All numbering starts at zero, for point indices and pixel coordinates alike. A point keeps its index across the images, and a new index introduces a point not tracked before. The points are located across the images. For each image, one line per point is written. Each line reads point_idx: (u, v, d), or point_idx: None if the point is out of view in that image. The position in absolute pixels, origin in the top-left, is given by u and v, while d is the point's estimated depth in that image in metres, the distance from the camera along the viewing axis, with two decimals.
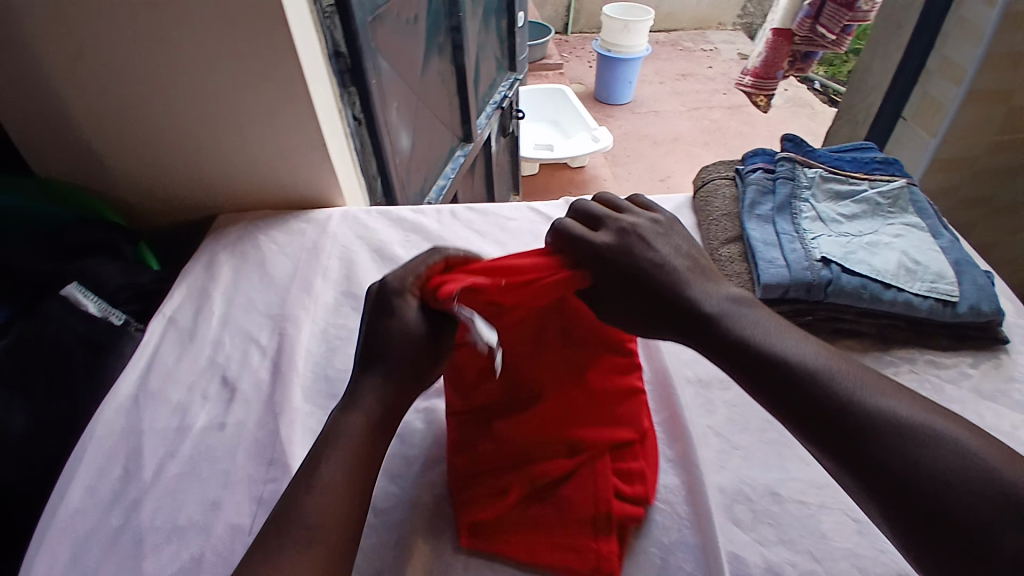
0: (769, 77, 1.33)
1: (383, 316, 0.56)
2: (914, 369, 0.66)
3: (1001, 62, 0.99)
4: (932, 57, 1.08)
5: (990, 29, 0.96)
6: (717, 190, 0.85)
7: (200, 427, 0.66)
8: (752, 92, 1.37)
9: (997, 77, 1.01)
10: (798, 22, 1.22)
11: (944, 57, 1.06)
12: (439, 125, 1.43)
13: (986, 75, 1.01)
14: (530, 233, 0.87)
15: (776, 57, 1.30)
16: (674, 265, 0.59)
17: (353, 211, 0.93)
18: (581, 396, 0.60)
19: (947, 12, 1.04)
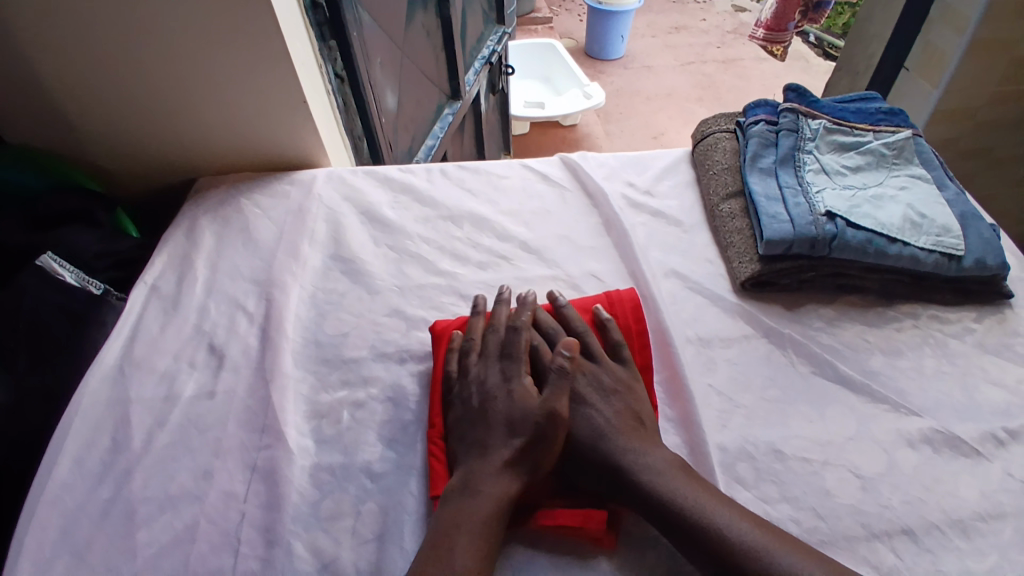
0: (781, 29, 1.28)
1: (497, 408, 0.55)
2: (917, 324, 0.65)
3: (1005, 11, 0.95)
4: (935, 4, 1.04)
5: None
6: (717, 143, 0.82)
7: (189, 396, 0.64)
8: (767, 43, 1.33)
9: (1000, 26, 0.97)
10: None
11: (948, 4, 1.01)
12: (426, 82, 1.37)
13: (989, 24, 0.97)
14: (524, 192, 0.84)
15: (787, 9, 1.25)
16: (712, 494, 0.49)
17: (338, 171, 0.89)
18: None
19: None
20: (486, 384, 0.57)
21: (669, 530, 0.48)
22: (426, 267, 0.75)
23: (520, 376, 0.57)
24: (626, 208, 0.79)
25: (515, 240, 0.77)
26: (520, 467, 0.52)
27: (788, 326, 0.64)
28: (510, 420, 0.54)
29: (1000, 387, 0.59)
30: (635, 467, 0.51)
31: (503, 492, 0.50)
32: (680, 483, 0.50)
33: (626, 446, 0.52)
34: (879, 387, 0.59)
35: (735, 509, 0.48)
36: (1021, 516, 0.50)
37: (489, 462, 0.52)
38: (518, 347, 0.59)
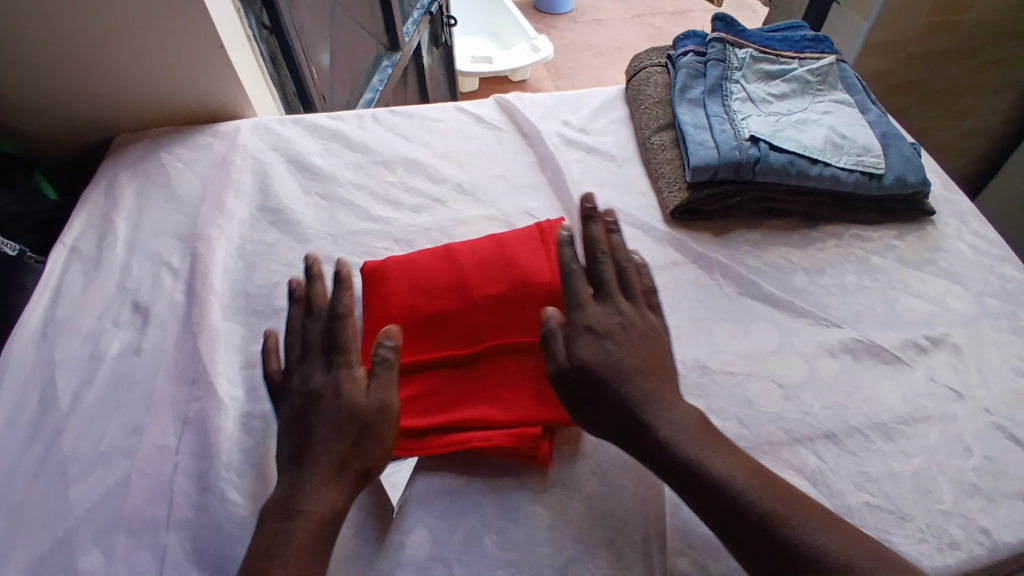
0: None
1: (322, 407, 0.48)
2: (839, 243, 0.67)
3: None
4: None
5: None
6: (649, 77, 0.82)
7: (114, 354, 0.62)
8: None
9: None
10: None
11: None
12: (360, 33, 1.32)
13: None
14: (458, 134, 0.82)
15: None
16: (731, 448, 0.46)
17: (264, 121, 0.86)
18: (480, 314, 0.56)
19: None
20: (311, 381, 0.50)
21: (687, 490, 0.45)
22: (358, 213, 0.73)
23: (348, 364, 0.50)
24: (560, 145, 0.78)
25: (449, 182, 0.75)
26: (354, 472, 0.46)
27: (716, 251, 0.65)
28: (337, 417, 0.47)
29: (920, 300, 0.62)
30: (656, 426, 0.46)
31: (338, 503, 0.45)
32: (700, 441, 0.46)
33: (648, 398, 0.48)
34: (802, 303, 0.61)
35: (753, 470, 0.45)
36: (944, 418, 0.53)
37: (315, 469, 0.45)
38: (347, 335, 0.51)
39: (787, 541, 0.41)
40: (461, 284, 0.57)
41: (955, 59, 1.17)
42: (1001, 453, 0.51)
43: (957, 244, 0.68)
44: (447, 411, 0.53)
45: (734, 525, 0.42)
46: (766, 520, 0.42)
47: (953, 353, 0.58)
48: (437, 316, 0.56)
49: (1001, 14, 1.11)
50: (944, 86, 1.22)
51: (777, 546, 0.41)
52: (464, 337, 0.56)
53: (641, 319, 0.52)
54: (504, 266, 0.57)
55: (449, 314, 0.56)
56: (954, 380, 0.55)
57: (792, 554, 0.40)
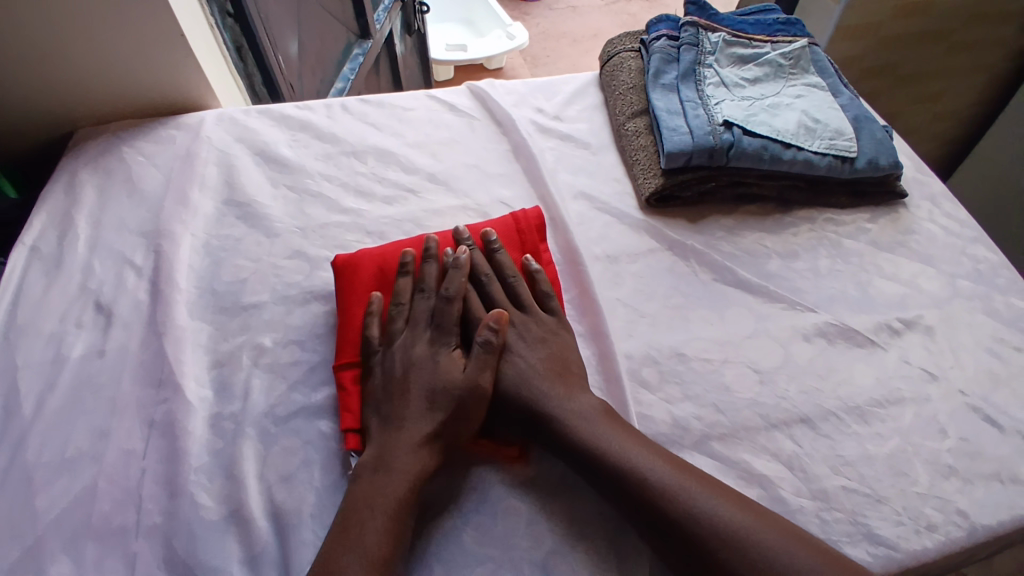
0: None
1: (423, 382, 0.50)
2: (813, 228, 0.67)
3: None
4: None
5: None
6: (622, 63, 0.81)
7: (77, 356, 0.59)
8: None
9: None
10: None
11: None
12: (329, 20, 1.29)
13: None
14: (430, 123, 0.80)
15: None
16: (631, 434, 0.48)
17: (229, 112, 0.83)
18: None
19: None
20: (412, 353, 0.52)
21: (589, 471, 0.47)
22: (328, 205, 0.71)
23: (449, 345, 0.53)
24: (534, 133, 0.77)
25: (421, 172, 0.73)
26: (440, 443, 0.49)
27: (691, 238, 0.65)
28: (431, 390, 0.50)
29: (892, 283, 0.62)
30: (557, 415, 0.49)
31: (422, 467, 0.47)
32: (600, 426, 0.48)
33: (547, 391, 0.51)
34: (776, 288, 0.61)
35: (656, 451, 0.47)
36: (918, 399, 0.53)
37: (406, 436, 0.48)
38: (448, 318, 0.54)
39: (686, 515, 0.43)
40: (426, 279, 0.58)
41: (925, 41, 1.18)
42: (975, 433, 0.51)
43: (928, 226, 0.68)
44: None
45: (636, 502, 0.45)
46: (665, 496, 0.44)
47: (927, 335, 0.58)
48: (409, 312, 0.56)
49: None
50: (914, 69, 1.23)
51: (678, 525, 0.43)
52: None
53: (536, 320, 0.56)
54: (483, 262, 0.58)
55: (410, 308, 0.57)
56: (928, 362, 0.56)
57: (688, 527, 0.43)
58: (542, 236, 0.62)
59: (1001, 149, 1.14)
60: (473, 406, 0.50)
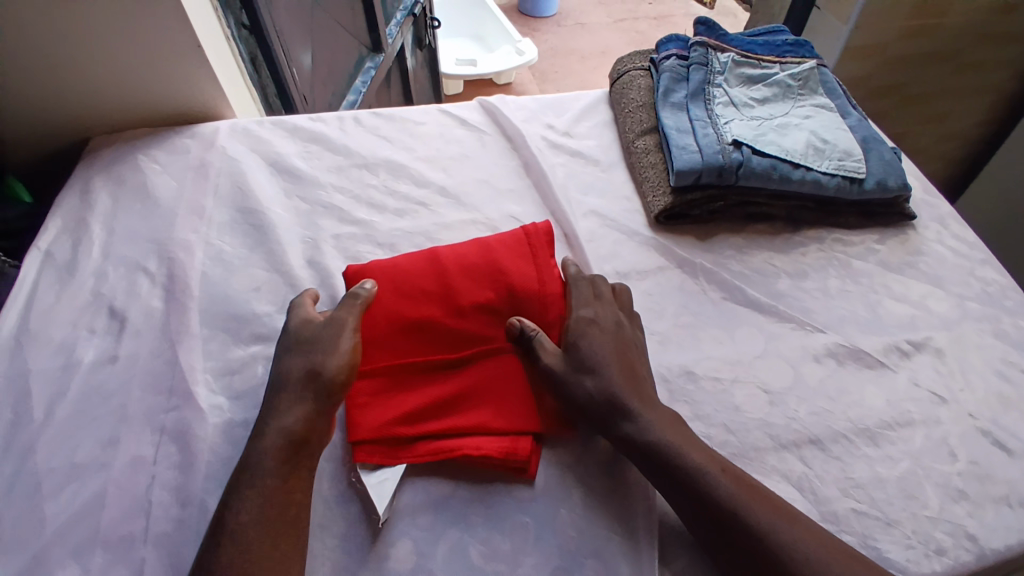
0: None
1: (291, 344, 0.52)
2: (822, 248, 0.67)
3: None
4: None
5: None
6: (632, 81, 0.81)
7: (89, 362, 0.60)
8: None
9: None
10: None
11: None
12: (341, 33, 1.31)
13: None
14: (441, 137, 0.81)
15: None
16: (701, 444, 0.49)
17: (243, 123, 0.84)
18: (461, 320, 0.56)
19: None
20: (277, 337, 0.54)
21: (661, 480, 0.47)
22: (340, 216, 0.71)
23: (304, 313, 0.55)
24: (545, 149, 0.78)
25: (432, 186, 0.74)
26: (311, 385, 0.50)
27: (701, 256, 0.66)
28: (296, 347, 0.52)
29: (902, 304, 0.63)
30: (637, 420, 0.49)
31: (300, 420, 0.48)
32: (677, 435, 0.48)
33: (626, 394, 0.50)
34: (785, 308, 0.61)
35: (717, 459, 0.48)
36: (928, 422, 0.53)
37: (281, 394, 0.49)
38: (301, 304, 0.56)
39: (754, 527, 0.43)
40: (446, 288, 0.57)
41: (935, 63, 1.19)
42: (985, 456, 0.51)
43: (938, 248, 0.69)
44: (430, 413, 0.52)
45: (706, 512, 0.45)
46: (734, 507, 0.44)
47: (937, 357, 0.58)
48: (418, 322, 0.56)
49: (978, 20, 1.13)
50: (923, 90, 1.24)
51: (747, 537, 0.43)
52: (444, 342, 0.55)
53: (620, 324, 0.56)
54: (494, 272, 0.58)
55: (428, 319, 0.56)
56: (938, 384, 0.56)
57: (756, 540, 0.43)
58: (552, 248, 0.61)
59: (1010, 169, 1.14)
60: (331, 343, 0.52)
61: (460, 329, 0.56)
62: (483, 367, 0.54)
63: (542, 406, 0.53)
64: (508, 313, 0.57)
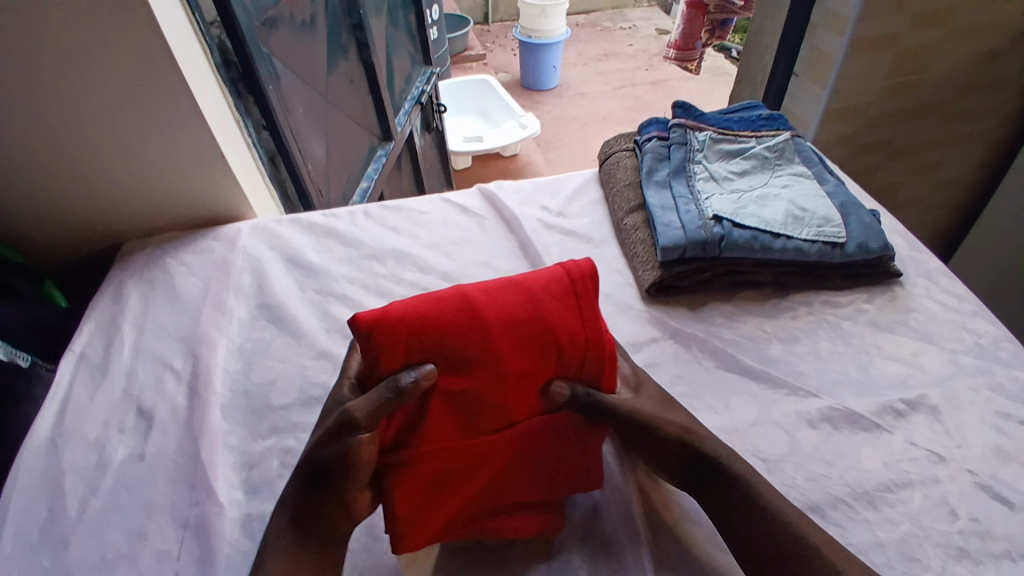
0: None
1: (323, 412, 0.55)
2: (811, 310, 0.70)
3: (882, 8, 0.99)
4: (816, 10, 1.07)
5: None
6: (619, 161, 0.87)
7: (119, 460, 0.64)
8: (681, 62, 1.68)
9: (879, 23, 1.01)
10: None
11: (828, 9, 1.04)
12: (353, 126, 1.41)
13: (868, 24, 1.01)
14: (445, 224, 0.86)
15: None
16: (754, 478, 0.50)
17: (263, 222, 0.91)
18: (497, 389, 0.51)
19: None
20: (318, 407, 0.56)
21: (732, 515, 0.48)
22: (350, 305, 0.77)
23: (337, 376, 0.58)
24: (541, 230, 0.83)
25: (436, 271, 0.79)
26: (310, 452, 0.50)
27: (692, 325, 0.69)
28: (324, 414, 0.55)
29: (894, 363, 0.64)
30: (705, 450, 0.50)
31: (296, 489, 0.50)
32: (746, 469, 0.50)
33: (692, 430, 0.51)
34: (778, 373, 0.63)
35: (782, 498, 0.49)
36: (927, 481, 0.54)
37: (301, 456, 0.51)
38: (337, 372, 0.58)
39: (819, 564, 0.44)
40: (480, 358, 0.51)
41: (920, 115, 1.23)
42: (986, 513, 0.51)
43: (928, 303, 0.71)
44: (478, 497, 0.52)
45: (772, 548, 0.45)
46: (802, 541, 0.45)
47: (932, 415, 0.59)
48: (453, 396, 0.51)
49: (959, 72, 1.17)
50: (910, 141, 1.28)
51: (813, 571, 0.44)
52: (482, 417, 0.51)
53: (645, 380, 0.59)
54: (529, 328, 0.52)
55: (465, 393, 0.51)
56: (934, 442, 0.57)
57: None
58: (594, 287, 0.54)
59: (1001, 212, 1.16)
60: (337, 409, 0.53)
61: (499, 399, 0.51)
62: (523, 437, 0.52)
63: (578, 471, 0.55)
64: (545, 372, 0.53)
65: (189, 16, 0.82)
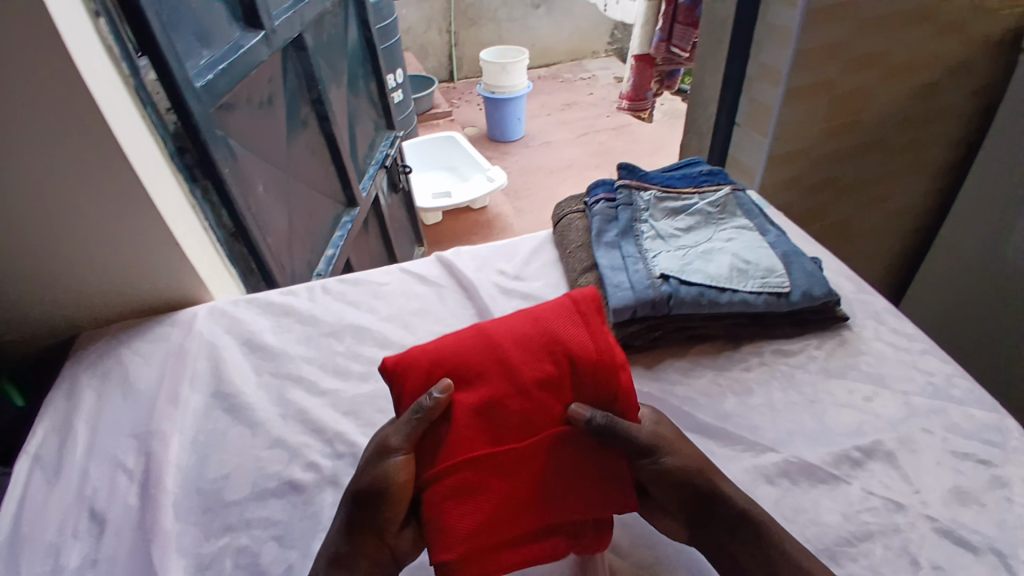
0: (641, 97, 1.62)
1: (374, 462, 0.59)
2: (763, 361, 0.71)
3: (811, 59, 1.04)
4: (751, 65, 1.13)
5: (795, 33, 1.00)
6: (571, 223, 0.90)
7: (70, 568, 0.61)
8: (633, 111, 1.67)
9: (811, 73, 1.06)
10: (655, 46, 1.50)
11: (762, 63, 1.10)
12: (316, 196, 1.43)
13: (800, 74, 1.05)
14: (404, 295, 0.87)
15: (642, 80, 1.60)
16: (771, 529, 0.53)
17: (220, 303, 0.91)
18: (516, 401, 0.55)
19: (756, 21, 1.08)
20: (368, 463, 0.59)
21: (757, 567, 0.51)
22: (307, 388, 0.76)
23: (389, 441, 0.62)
24: (498, 295, 0.84)
25: (394, 345, 0.79)
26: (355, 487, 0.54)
27: (648, 384, 0.69)
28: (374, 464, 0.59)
29: (847, 409, 0.65)
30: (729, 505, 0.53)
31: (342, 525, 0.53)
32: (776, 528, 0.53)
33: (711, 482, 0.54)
34: (734, 428, 0.64)
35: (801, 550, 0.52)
36: (886, 531, 0.54)
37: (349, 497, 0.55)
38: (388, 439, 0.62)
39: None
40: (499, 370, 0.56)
41: (863, 153, 1.27)
42: (948, 559, 0.51)
43: (877, 345, 0.72)
44: (510, 518, 0.52)
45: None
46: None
47: (888, 461, 0.60)
48: (474, 411, 0.54)
49: (894, 111, 1.22)
50: (856, 178, 1.32)
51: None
52: (505, 431, 0.54)
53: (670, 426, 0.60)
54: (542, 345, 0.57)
55: (486, 406, 0.55)
56: (892, 489, 0.57)
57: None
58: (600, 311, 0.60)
59: None
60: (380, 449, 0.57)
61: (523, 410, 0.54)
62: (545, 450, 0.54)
63: (609, 491, 0.54)
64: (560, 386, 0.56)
65: (140, 110, 0.84)
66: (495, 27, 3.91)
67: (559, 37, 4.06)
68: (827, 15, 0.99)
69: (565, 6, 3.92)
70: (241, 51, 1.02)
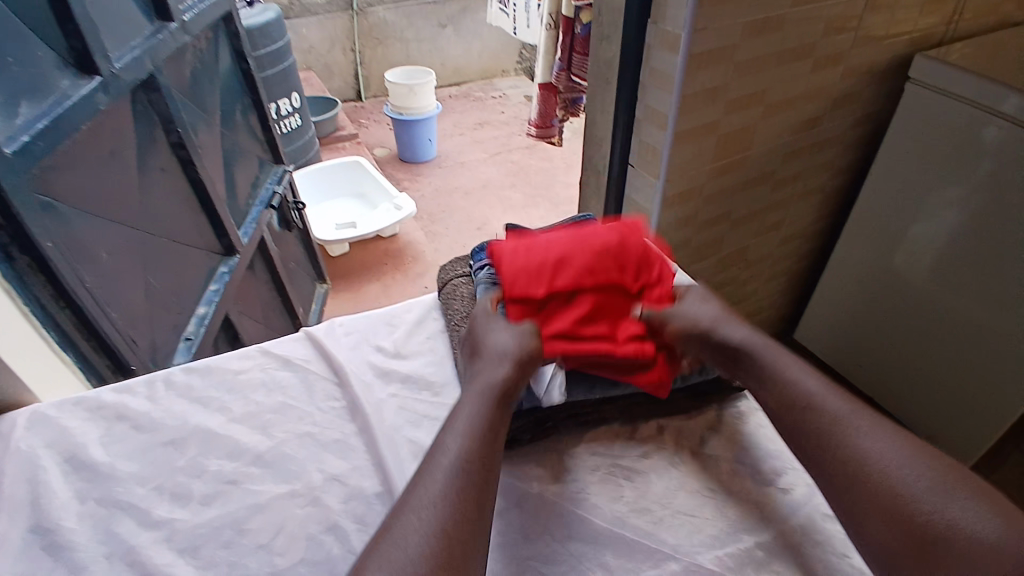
0: (547, 125, 1.44)
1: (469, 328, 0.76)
2: (661, 446, 0.66)
3: (695, 102, 1.02)
4: (638, 107, 1.09)
5: (678, 77, 0.97)
6: (456, 289, 0.83)
7: None
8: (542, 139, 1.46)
9: (696, 115, 1.04)
10: (556, 73, 1.35)
11: (648, 105, 1.07)
12: (185, 250, 1.27)
13: (686, 117, 1.03)
14: (263, 386, 0.75)
15: (548, 107, 1.42)
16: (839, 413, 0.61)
17: (44, 407, 0.72)
18: (591, 257, 0.73)
19: (640, 63, 1.04)
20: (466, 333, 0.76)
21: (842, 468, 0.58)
22: (140, 518, 0.63)
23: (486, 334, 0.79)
24: (373, 381, 0.74)
25: (247, 455, 0.67)
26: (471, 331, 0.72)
27: (540, 485, 0.63)
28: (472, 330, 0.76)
29: (749, 498, 0.61)
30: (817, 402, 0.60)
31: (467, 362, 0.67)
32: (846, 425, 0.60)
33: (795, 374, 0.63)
34: (632, 533, 0.58)
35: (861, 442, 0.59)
36: None
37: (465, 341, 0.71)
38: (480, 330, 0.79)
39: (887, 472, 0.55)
40: (578, 239, 0.75)
41: (753, 185, 1.28)
42: None
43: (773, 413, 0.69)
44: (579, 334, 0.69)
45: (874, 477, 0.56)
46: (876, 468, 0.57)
47: (791, 560, 0.56)
48: (559, 259, 0.73)
49: (780, 144, 1.24)
50: (746, 211, 1.32)
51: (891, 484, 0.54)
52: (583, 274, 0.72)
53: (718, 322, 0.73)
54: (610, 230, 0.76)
55: (566, 257, 0.73)
56: None
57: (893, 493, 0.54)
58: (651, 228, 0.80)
59: (916, 262, 1.33)
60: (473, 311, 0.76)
61: (585, 265, 0.72)
62: (609, 295, 0.72)
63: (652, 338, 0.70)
64: (624, 256, 0.74)
65: None
66: (404, 46, 3.79)
67: (469, 55, 3.99)
68: (708, 58, 0.97)
69: (473, 25, 3.86)
70: (69, 103, 0.85)
